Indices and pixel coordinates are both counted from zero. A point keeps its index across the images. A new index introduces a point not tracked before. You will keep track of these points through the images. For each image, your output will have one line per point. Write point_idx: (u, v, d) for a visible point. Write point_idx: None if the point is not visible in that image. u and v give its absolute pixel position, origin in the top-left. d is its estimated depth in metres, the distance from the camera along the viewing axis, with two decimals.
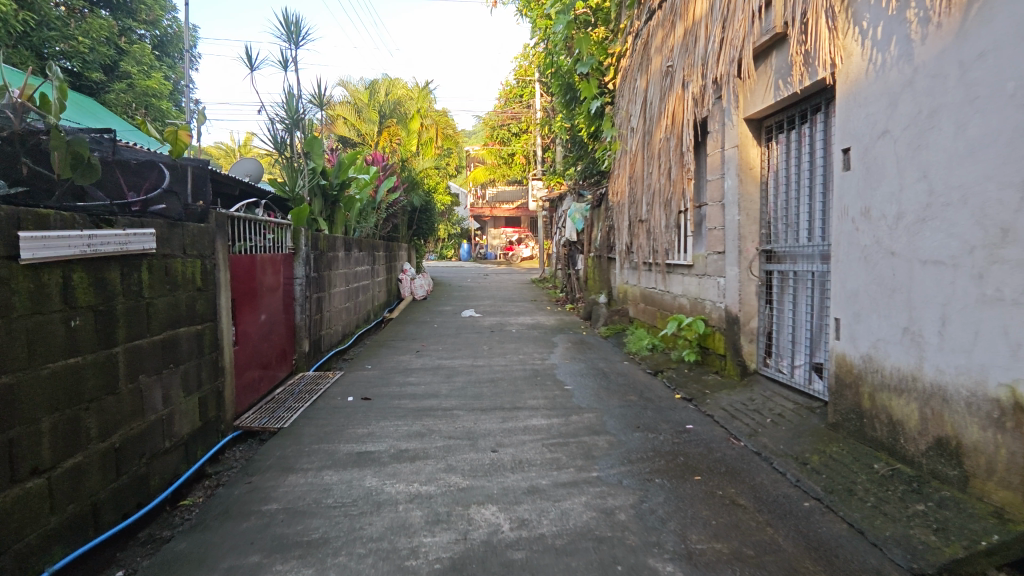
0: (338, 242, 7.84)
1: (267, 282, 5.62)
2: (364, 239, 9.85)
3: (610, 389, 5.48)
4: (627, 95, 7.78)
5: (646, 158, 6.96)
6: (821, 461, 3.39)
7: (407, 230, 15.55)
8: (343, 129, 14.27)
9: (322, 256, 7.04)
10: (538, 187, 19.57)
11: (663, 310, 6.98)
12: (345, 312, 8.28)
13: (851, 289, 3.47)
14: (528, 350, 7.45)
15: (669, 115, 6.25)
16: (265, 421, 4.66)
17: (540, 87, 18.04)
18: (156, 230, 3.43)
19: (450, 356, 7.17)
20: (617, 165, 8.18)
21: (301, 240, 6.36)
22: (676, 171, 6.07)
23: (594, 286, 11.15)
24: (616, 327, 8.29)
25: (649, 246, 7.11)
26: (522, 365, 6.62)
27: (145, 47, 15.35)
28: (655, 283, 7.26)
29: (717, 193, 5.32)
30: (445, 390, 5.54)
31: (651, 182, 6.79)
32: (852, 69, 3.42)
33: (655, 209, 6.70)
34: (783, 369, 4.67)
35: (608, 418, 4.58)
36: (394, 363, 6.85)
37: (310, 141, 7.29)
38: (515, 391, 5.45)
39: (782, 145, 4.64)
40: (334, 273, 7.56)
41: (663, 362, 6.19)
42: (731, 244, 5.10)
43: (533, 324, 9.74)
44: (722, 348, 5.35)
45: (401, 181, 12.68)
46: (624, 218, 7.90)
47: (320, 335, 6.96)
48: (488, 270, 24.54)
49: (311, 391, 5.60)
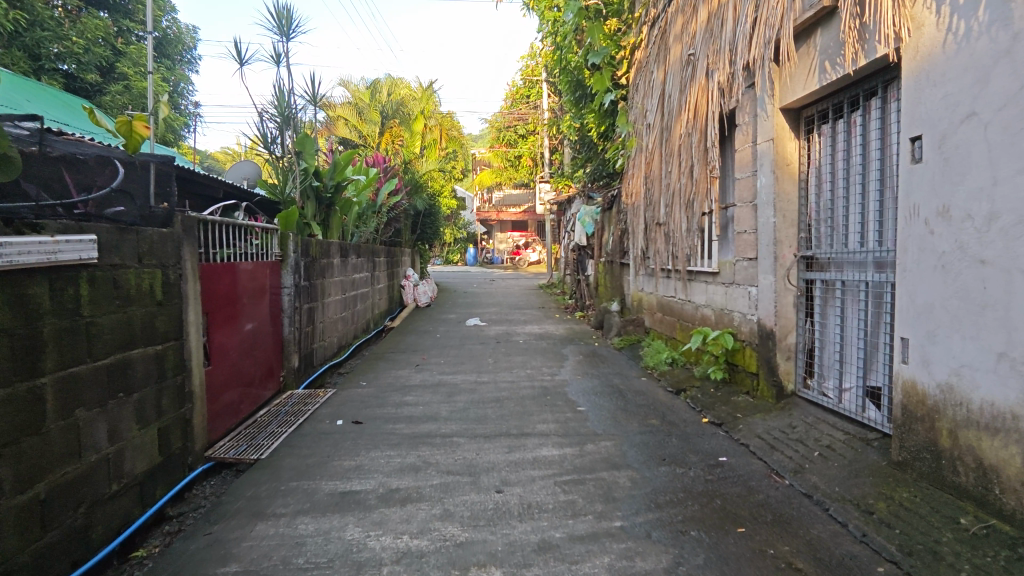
0: (333, 247, 7.34)
1: (250, 292, 5.11)
2: (362, 245, 9.35)
3: (629, 411, 4.92)
4: (642, 88, 7.24)
5: (665, 155, 6.43)
6: (890, 510, 2.82)
7: (410, 235, 15.06)
8: (343, 130, 13.85)
9: (314, 263, 6.53)
10: (546, 190, 19.07)
11: (683, 321, 6.43)
12: (341, 322, 7.77)
13: (922, 302, 2.92)
14: (536, 364, 6.90)
15: (691, 108, 5.72)
16: (241, 450, 4.13)
17: (547, 87, 17.55)
18: (100, 235, 2.92)
19: (452, 370, 6.64)
20: (631, 164, 7.65)
21: (289, 246, 5.85)
22: (699, 169, 5.54)
23: (606, 292, 10.61)
24: (631, 338, 7.74)
25: (668, 251, 6.57)
26: (529, 381, 6.07)
27: (142, 48, 14.94)
28: (674, 291, 6.71)
29: (748, 193, 4.78)
30: (445, 412, 5.00)
31: (670, 181, 6.26)
32: (925, 42, 2.88)
33: (675, 210, 6.17)
34: (827, 392, 4.11)
35: (629, 449, 4.03)
36: (391, 379, 6.32)
37: (301, 139, 6.76)
38: (522, 414, 4.91)
39: (825, 138, 4.10)
40: (328, 282, 7.05)
41: (686, 379, 5.64)
42: (764, 249, 4.56)
43: (541, 334, 9.19)
44: (753, 366, 4.79)
45: (403, 184, 12.20)
46: (639, 220, 7.36)
47: (312, 349, 6.45)
48: (495, 275, 24.05)
49: (298, 412, 5.09)
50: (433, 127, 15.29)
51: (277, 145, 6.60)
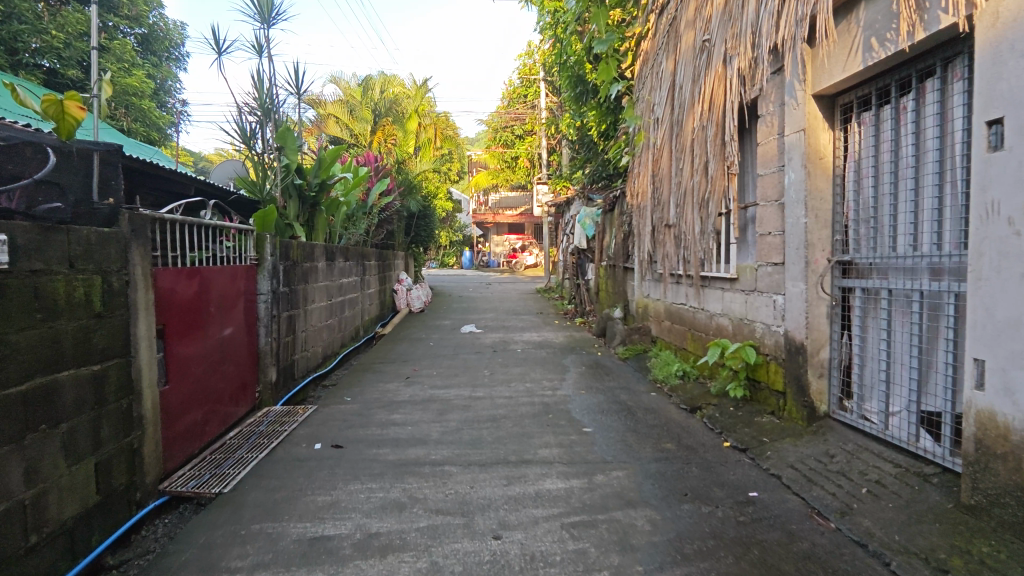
0: (318, 250, 6.84)
1: (221, 299, 4.60)
2: (351, 247, 8.84)
3: (640, 434, 4.43)
4: (649, 80, 6.75)
5: (675, 151, 5.95)
6: (969, 568, 2.35)
7: (403, 237, 14.53)
8: (335, 129, 13.34)
9: (295, 267, 6.02)
10: (544, 192, 18.61)
11: (695, 331, 5.96)
12: (326, 330, 7.26)
13: (1005, 318, 2.46)
14: (536, 376, 6.39)
15: (706, 99, 5.25)
16: (202, 481, 3.61)
17: (545, 86, 17.12)
18: (15, 235, 2.43)
19: (445, 384, 6.14)
20: (637, 162, 7.18)
21: (266, 248, 5.32)
22: (715, 166, 5.07)
23: (607, 298, 10.13)
24: (637, 347, 7.25)
25: (679, 254, 6.08)
26: (529, 398, 5.56)
27: (126, 44, 14.33)
28: (684, 298, 6.24)
29: (774, 190, 4.30)
30: (436, 434, 4.50)
31: (682, 178, 5.78)
32: (1009, 8, 2.42)
33: (686, 210, 5.69)
34: (868, 416, 3.63)
35: (644, 482, 3.53)
36: (378, 394, 5.81)
37: (283, 133, 6.24)
38: (522, 436, 4.40)
39: (867, 127, 3.63)
40: (311, 287, 6.55)
41: (700, 395, 5.15)
42: (794, 253, 4.07)
43: (540, 342, 8.70)
44: (780, 383, 4.31)
45: (395, 185, 11.68)
46: (646, 220, 6.87)
47: (293, 360, 5.94)
48: (491, 279, 23.54)
49: (274, 433, 4.58)
50: (427, 126, 14.76)
51: (257, 140, 6.10)
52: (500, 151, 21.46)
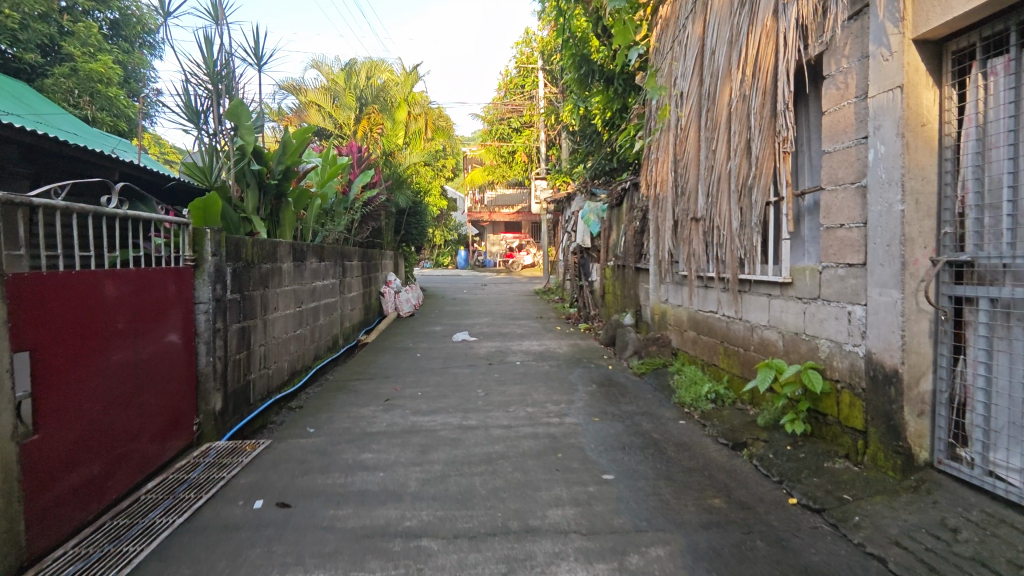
0: (284, 248, 5.85)
1: (140, 311, 3.59)
2: (329, 246, 7.84)
3: (678, 485, 3.43)
4: (670, 49, 5.78)
5: (706, 128, 4.99)
6: None
7: (392, 236, 13.49)
8: (316, 117, 12.37)
9: (252, 268, 5.01)
10: (543, 188, 17.69)
11: (730, 345, 4.99)
12: (295, 342, 6.27)
13: None
14: (539, 398, 5.39)
15: (749, 62, 4.29)
16: (83, 568, 2.62)
17: (545, 75, 16.22)
18: None
19: (431, 408, 5.13)
20: (654, 147, 6.20)
21: (206, 246, 4.23)
22: (762, 142, 4.11)
23: (616, 302, 9.13)
24: (656, 361, 6.27)
25: (710, 253, 5.11)
26: (531, 428, 4.56)
27: (92, 26, 13.15)
28: (715, 305, 5.27)
29: (853, 170, 3.34)
30: (415, 484, 3.50)
31: (715, 162, 4.81)
32: None
33: (722, 200, 4.71)
34: (999, 473, 2.71)
35: (696, 568, 2.54)
36: (349, 422, 4.79)
37: (235, 109, 5.20)
38: (524, 489, 3.40)
39: (1003, 80, 2.68)
40: (274, 293, 5.55)
41: (744, 428, 4.17)
42: (883, 251, 3.10)
43: (541, 353, 7.69)
44: (860, 420, 3.32)
45: (380, 179, 10.68)
46: (667, 214, 5.90)
47: (248, 381, 4.93)
48: (487, 280, 22.53)
49: (206, 484, 3.57)
50: (418, 116, 13.72)
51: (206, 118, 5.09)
52: (496, 145, 20.51)
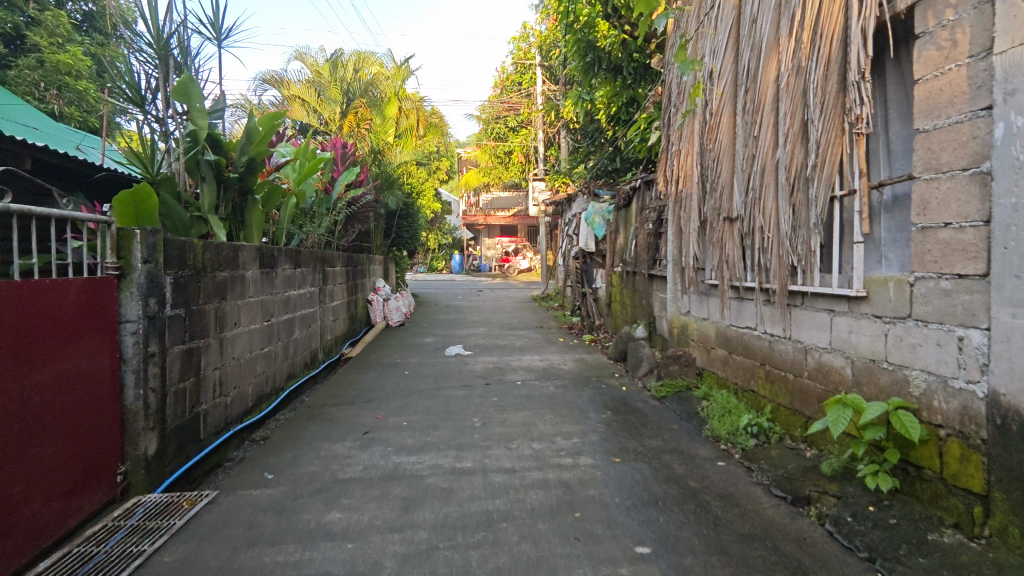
0: (248, 253, 5.02)
1: (29, 338, 2.76)
2: (308, 251, 7.02)
3: (739, 565, 2.61)
4: (697, 23, 5.00)
5: (744, 112, 4.21)
6: None
7: (381, 239, 12.65)
8: (300, 112, 11.39)
9: (203, 276, 4.18)
10: (541, 190, 16.91)
11: (774, 369, 4.19)
12: (263, 361, 5.43)
13: None
14: (546, 430, 4.56)
15: (804, 26, 3.50)
16: None
17: (543, 71, 15.48)
18: None
19: (418, 444, 4.29)
20: (676, 138, 5.43)
21: (136, 249, 3.39)
22: (826, 124, 3.32)
23: (625, 311, 8.32)
24: (678, 384, 5.45)
25: (749, 258, 4.31)
26: (538, 473, 3.73)
27: (60, 15, 12.11)
28: (754, 321, 4.46)
29: (969, 151, 2.57)
30: (393, 562, 2.67)
31: (755, 150, 4.03)
32: None
33: (767, 196, 3.93)
34: None
35: None
36: (318, 465, 3.94)
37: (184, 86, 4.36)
38: (537, 572, 2.57)
39: None
40: (233, 306, 4.71)
41: (804, 476, 3.36)
42: (1021, 257, 2.32)
43: (545, 371, 6.84)
44: (979, 481, 2.52)
45: (367, 178, 9.86)
46: (691, 214, 5.12)
47: (197, 413, 4.09)
48: (482, 285, 21.67)
49: (116, 565, 2.74)
50: (407, 112, 12.91)
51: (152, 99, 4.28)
52: (492, 145, 19.69)
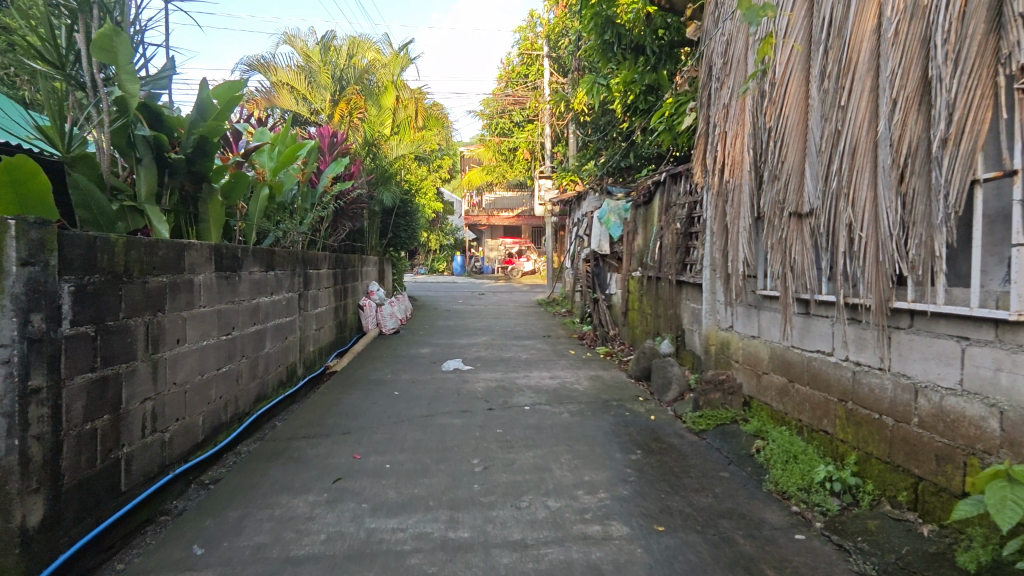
0: (200, 253, 4.11)
1: None
2: (286, 251, 6.12)
3: None
4: None
5: (824, 77, 3.31)
6: None
7: (376, 239, 11.73)
8: (289, 102, 10.53)
9: (130, 283, 3.28)
10: (547, 188, 15.98)
11: (858, 407, 3.27)
12: (222, 383, 4.51)
13: None
14: (564, 479, 3.61)
15: None
16: None
17: (551, 62, 14.61)
18: None
19: (401, 499, 3.34)
20: (719, 118, 4.52)
21: (9, 248, 2.46)
22: (967, 81, 2.44)
23: (645, 321, 7.39)
24: (720, 415, 4.50)
25: (826, 264, 3.39)
26: (558, 551, 2.78)
27: None
28: (828, 344, 3.54)
29: None
30: None
31: (838, 125, 3.15)
32: None
33: (858, 183, 3.02)
34: None
35: None
36: (267, 533, 2.99)
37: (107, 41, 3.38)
38: None
39: None
40: (178, 319, 3.81)
41: (931, 570, 2.44)
42: None
43: (557, 392, 5.90)
44: None
45: (360, 172, 9.00)
46: (741, 209, 4.22)
47: (116, 458, 3.16)
48: (483, 287, 20.74)
49: None
50: (408, 101, 11.85)
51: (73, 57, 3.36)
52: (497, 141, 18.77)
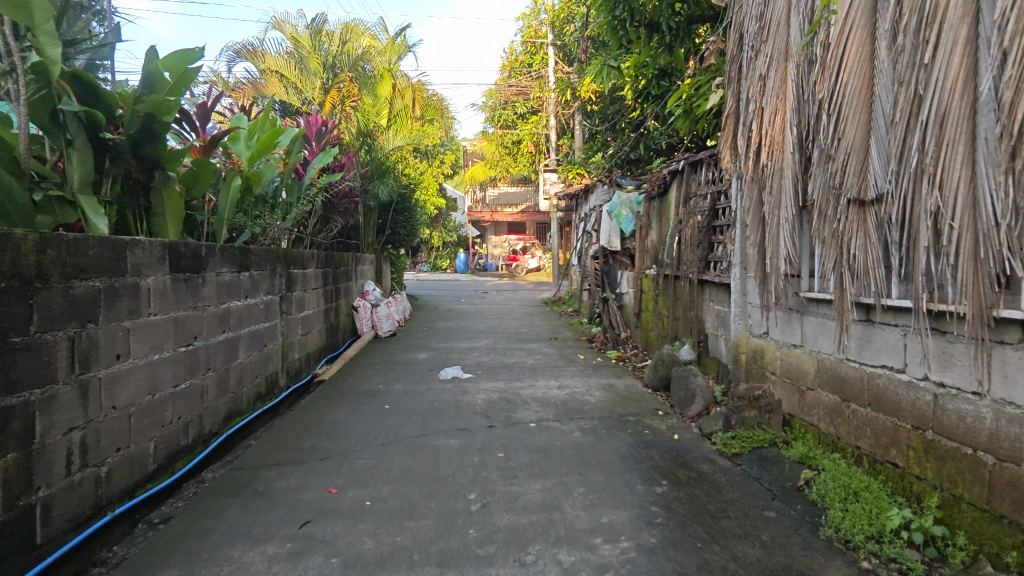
0: (151, 253, 3.52)
1: None
2: (265, 249, 5.52)
3: None
4: None
5: (899, 30, 2.69)
6: None
7: (372, 236, 11.15)
8: (278, 90, 9.95)
9: (45, 290, 2.69)
10: (554, 182, 15.30)
11: (940, 437, 2.66)
12: (180, 402, 3.92)
13: None
14: (576, 523, 3.00)
15: None
16: None
17: (556, 50, 14.00)
18: None
19: (379, 552, 2.74)
20: (753, 92, 3.87)
21: None
22: None
23: (661, 324, 6.77)
24: (757, 437, 3.87)
25: (898, 262, 2.78)
26: None
27: None
28: (898, 359, 2.92)
29: None
30: None
31: (917, 90, 2.53)
32: None
33: (950, 160, 2.40)
34: None
35: None
36: None
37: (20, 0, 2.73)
38: None
39: None
40: (118, 331, 3.22)
41: None
42: None
43: (566, 404, 5.29)
44: None
45: (353, 163, 8.44)
46: (782, 198, 3.61)
47: (27, 505, 2.58)
48: (489, 287, 19.17)
49: None
50: (406, 90, 11.24)
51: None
52: (500, 135, 18.17)
